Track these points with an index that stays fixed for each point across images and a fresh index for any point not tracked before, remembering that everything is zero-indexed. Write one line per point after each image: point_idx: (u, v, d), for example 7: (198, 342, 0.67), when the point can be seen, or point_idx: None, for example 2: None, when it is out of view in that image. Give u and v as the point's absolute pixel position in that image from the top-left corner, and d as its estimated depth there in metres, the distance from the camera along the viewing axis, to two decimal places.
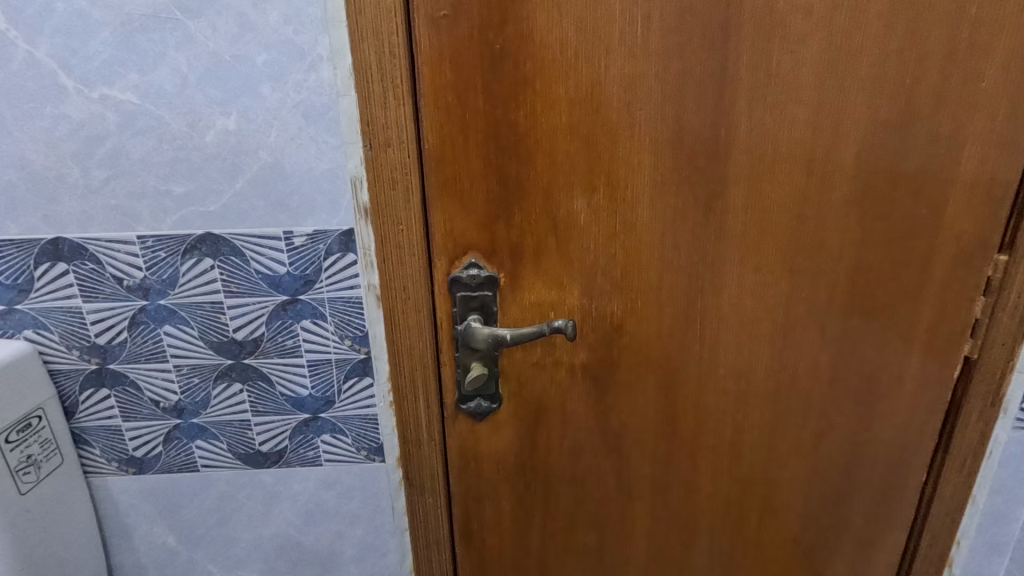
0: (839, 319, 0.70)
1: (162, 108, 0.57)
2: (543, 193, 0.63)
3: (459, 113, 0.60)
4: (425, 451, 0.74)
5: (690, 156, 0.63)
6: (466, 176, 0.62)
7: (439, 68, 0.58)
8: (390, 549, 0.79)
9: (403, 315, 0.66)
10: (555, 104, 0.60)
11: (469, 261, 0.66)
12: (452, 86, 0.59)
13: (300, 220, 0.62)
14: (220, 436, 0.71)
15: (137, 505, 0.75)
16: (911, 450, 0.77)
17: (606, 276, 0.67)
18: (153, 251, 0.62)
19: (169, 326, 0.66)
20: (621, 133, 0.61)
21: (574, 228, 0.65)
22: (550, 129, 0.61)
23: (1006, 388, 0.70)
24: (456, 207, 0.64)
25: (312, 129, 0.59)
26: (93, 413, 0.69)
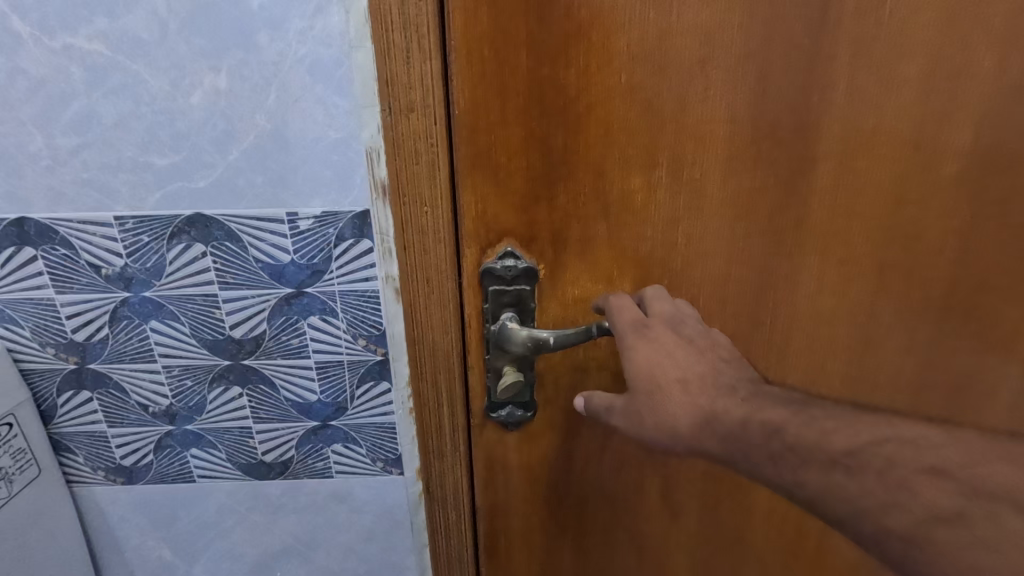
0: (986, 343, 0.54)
1: (137, 61, 0.47)
2: (594, 171, 0.49)
3: (499, 68, 0.45)
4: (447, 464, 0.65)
5: (789, 126, 0.47)
6: (503, 149, 0.48)
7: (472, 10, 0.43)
8: (409, 566, 0.72)
9: (424, 317, 0.54)
10: (617, 60, 0.45)
11: (504, 250, 0.51)
12: (483, 33, 0.44)
13: (306, 199, 0.52)
14: (218, 445, 0.63)
15: (128, 516, 0.67)
16: None
17: (667, 272, 0.52)
18: (134, 235, 0.53)
19: (156, 322, 0.57)
20: (693, 96, 0.46)
21: (631, 214, 0.50)
22: (609, 92, 0.46)
23: None
24: (491, 187, 0.49)
25: (320, 89, 0.49)
26: (74, 417, 0.61)
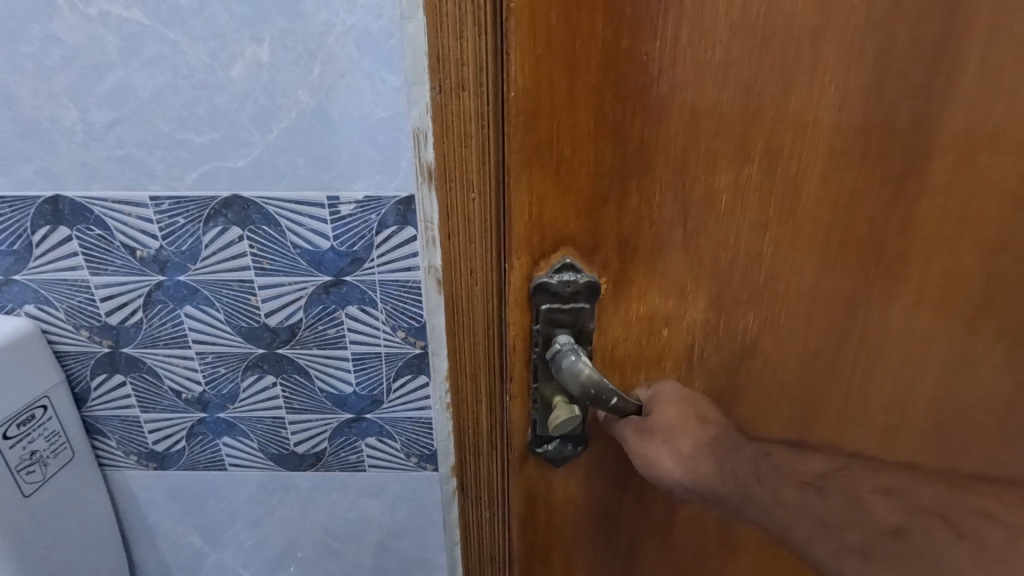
0: None
1: (175, 31, 0.44)
2: (675, 169, 0.33)
3: (571, 27, 0.30)
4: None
5: (921, 122, 0.31)
6: (568, 138, 0.32)
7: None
8: (440, 565, 0.70)
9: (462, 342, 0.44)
10: (713, 30, 0.30)
11: (562, 263, 0.35)
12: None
13: (348, 183, 0.49)
14: (251, 434, 0.62)
15: (159, 502, 0.66)
16: None
17: (747, 294, 0.37)
18: (170, 217, 0.51)
19: (190, 307, 0.55)
20: (803, 74, 0.30)
21: (719, 230, 0.35)
22: (700, 67, 0.30)
23: None
24: (551, 188, 0.33)
25: (367, 62, 0.45)
26: (107, 401, 0.60)
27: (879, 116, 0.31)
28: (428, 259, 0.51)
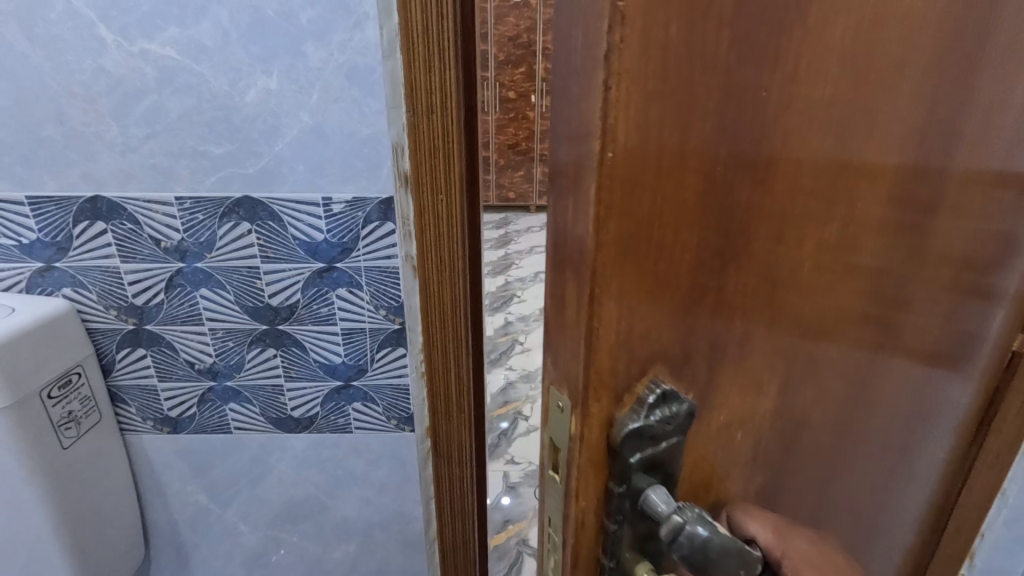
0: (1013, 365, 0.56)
1: (201, 64, 0.55)
2: (772, 238, 0.29)
3: (691, 129, 0.24)
4: (454, 424, 0.74)
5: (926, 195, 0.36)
6: (678, 240, 0.26)
7: (469, 88, 0.57)
8: (416, 517, 0.81)
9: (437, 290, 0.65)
10: (796, 135, 0.27)
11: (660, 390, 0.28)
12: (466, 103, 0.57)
13: (340, 186, 0.61)
14: (253, 400, 0.72)
15: (170, 463, 0.76)
16: None
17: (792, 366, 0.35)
18: (190, 213, 0.62)
19: (205, 290, 0.66)
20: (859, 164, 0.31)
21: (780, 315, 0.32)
22: (800, 159, 0.28)
23: None
24: (651, 300, 0.26)
25: (355, 91, 0.57)
26: (129, 371, 0.70)
27: (898, 178, 0.33)
28: (407, 250, 0.64)
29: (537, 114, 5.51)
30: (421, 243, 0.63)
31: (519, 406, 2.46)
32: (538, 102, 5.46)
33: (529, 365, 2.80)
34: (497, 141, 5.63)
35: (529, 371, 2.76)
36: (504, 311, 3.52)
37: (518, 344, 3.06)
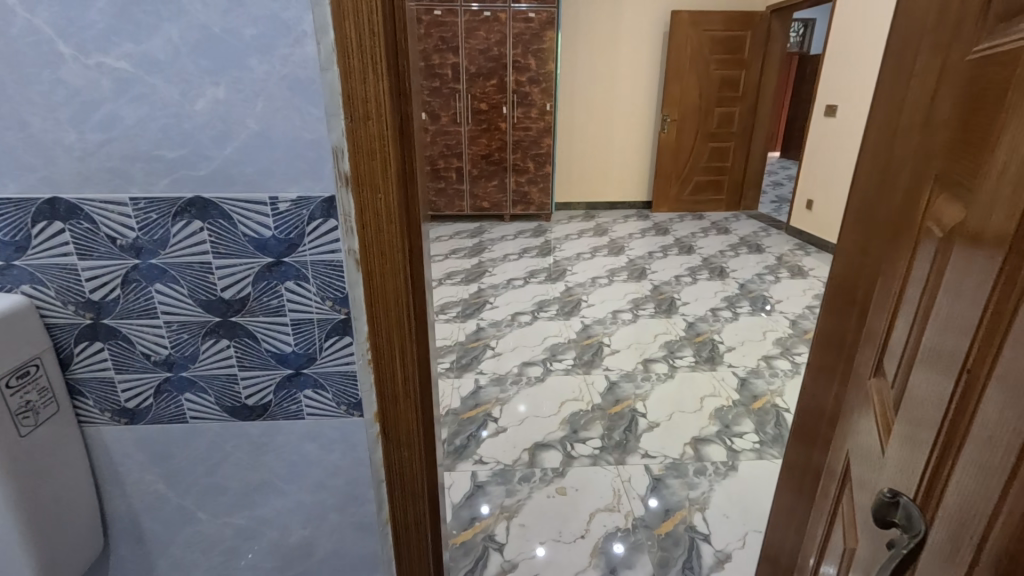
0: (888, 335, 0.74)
1: (154, 76, 0.61)
2: None
3: None
4: (401, 409, 0.80)
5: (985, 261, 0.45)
6: None
7: (403, 98, 0.67)
8: (369, 500, 0.86)
9: (379, 279, 0.72)
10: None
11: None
12: (400, 112, 0.67)
13: (285, 186, 0.67)
14: (208, 389, 0.77)
15: (129, 454, 0.80)
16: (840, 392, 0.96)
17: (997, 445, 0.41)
18: (145, 213, 0.66)
19: (160, 285, 0.70)
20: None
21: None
22: None
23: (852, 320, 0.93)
24: None
25: (297, 100, 0.63)
26: (87, 364, 0.74)
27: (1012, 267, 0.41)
28: (350, 244, 0.70)
29: (509, 125, 5.63)
30: (363, 239, 0.70)
31: (489, 408, 2.51)
32: (510, 113, 5.58)
33: (499, 369, 2.86)
34: (470, 152, 5.73)
35: (499, 374, 2.81)
36: (477, 317, 3.57)
37: (490, 349, 3.12)
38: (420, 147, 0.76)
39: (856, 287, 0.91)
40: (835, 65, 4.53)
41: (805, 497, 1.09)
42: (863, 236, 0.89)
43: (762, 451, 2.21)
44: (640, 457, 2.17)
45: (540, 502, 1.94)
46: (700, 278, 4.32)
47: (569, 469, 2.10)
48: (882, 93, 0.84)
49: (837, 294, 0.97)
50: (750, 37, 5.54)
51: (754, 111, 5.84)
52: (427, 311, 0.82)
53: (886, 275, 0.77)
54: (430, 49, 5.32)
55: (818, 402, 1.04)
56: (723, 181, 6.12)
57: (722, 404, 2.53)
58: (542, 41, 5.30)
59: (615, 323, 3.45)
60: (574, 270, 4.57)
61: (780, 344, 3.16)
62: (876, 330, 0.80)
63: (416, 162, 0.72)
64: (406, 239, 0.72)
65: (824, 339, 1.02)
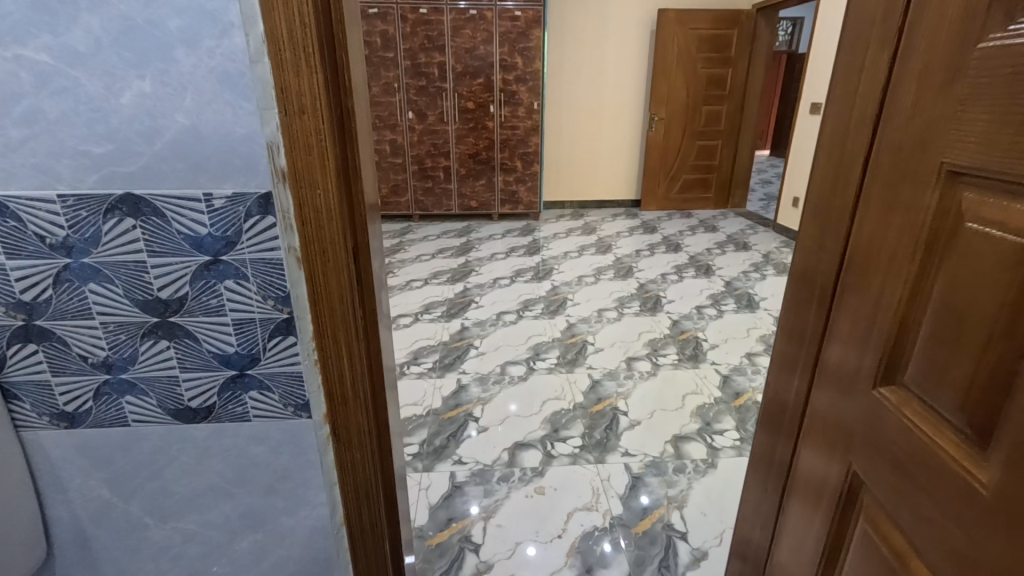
0: (871, 333, 0.72)
1: (76, 68, 0.59)
2: None
3: None
4: (350, 411, 0.78)
5: None
6: None
7: (342, 92, 0.66)
8: (322, 502, 0.84)
9: (322, 278, 0.70)
10: None
11: None
12: (339, 106, 0.66)
13: (219, 183, 0.65)
14: (150, 392, 0.75)
15: (69, 459, 0.78)
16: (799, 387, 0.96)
17: None
18: (74, 210, 0.64)
19: (94, 285, 0.68)
20: None
21: None
22: None
23: (807, 313, 0.93)
24: None
25: (227, 94, 0.61)
26: (22, 367, 0.72)
27: None
28: (288, 241, 0.68)
29: (496, 124, 5.61)
30: (304, 236, 0.68)
31: (470, 408, 2.50)
32: (497, 112, 5.56)
33: (482, 368, 2.85)
34: (457, 151, 5.71)
35: (481, 374, 2.80)
36: (461, 317, 3.56)
37: (473, 348, 3.11)
38: (365, 144, 0.76)
39: (813, 278, 0.91)
40: (820, 63, 4.55)
41: (772, 495, 1.08)
42: (821, 231, 0.87)
43: (741, 447, 2.22)
44: (620, 455, 2.16)
45: (518, 502, 1.93)
46: (686, 276, 4.32)
47: (548, 468, 2.09)
48: (836, 85, 0.83)
49: (798, 287, 0.96)
50: (736, 35, 5.55)
51: (742, 108, 5.84)
52: (376, 310, 0.81)
53: (859, 268, 0.75)
54: (416, 48, 5.30)
55: (779, 393, 1.04)
56: (711, 180, 6.13)
57: (704, 402, 2.54)
58: (529, 39, 5.29)
59: (600, 322, 3.45)
60: (560, 268, 4.56)
61: (764, 340, 3.18)
62: (846, 324, 0.79)
63: (358, 157, 0.72)
64: (349, 237, 0.71)
65: (787, 333, 1.01)
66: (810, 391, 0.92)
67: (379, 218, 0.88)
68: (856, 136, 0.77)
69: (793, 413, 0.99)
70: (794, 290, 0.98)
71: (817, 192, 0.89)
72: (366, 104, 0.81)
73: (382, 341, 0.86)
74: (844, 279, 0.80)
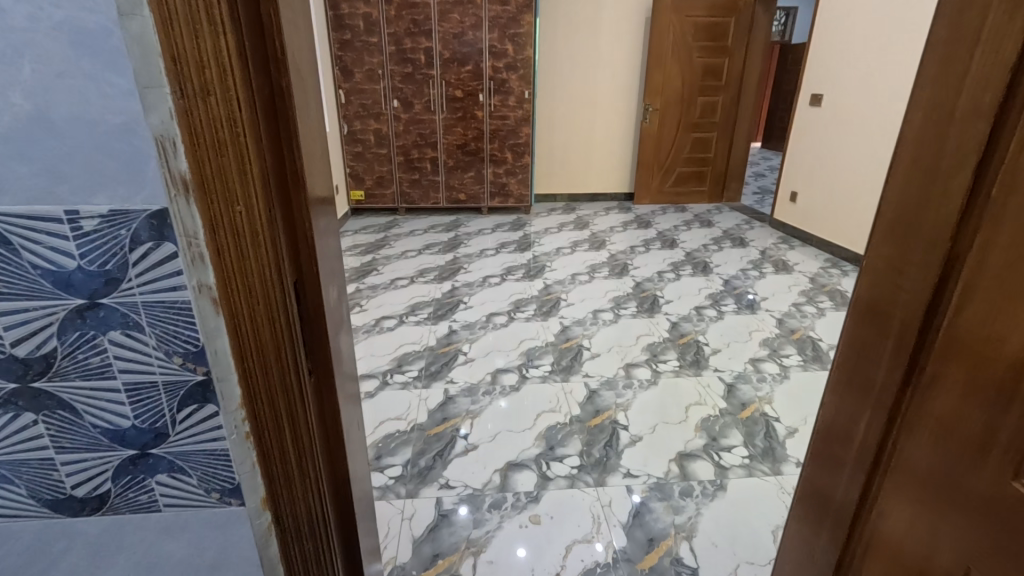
0: (1005, 399, 0.53)
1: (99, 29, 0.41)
2: None
3: None
4: (297, 490, 0.61)
5: None
6: None
7: (276, 67, 0.49)
8: None
9: None
10: None
11: None
12: (268, 85, 0.48)
13: None
14: (190, 470, 0.58)
15: (85, 547, 0.60)
16: (861, 441, 0.78)
17: None
18: (92, 235, 0.46)
19: (119, 335, 0.50)
20: None
21: None
22: None
23: (875, 354, 0.75)
24: None
25: None
26: (12, 443, 0.53)
27: None
28: (199, 277, 0.50)
29: (486, 113, 5.40)
30: (221, 269, 0.49)
31: (458, 422, 2.32)
32: (486, 101, 5.35)
33: (472, 378, 2.68)
34: (445, 141, 5.48)
35: (471, 384, 2.63)
36: (449, 319, 3.38)
37: (462, 354, 2.93)
38: (311, 137, 0.58)
39: (886, 313, 0.72)
40: (822, 54, 4.51)
41: (821, 566, 0.89)
42: (898, 250, 0.70)
43: (751, 468, 2.07)
44: (621, 477, 2.01)
45: (511, 532, 1.77)
46: (683, 273, 4.23)
47: (544, 492, 1.94)
48: (929, 70, 0.65)
49: (861, 320, 0.77)
50: (733, 23, 5.47)
51: (737, 99, 5.79)
52: (334, 352, 0.64)
53: (982, 313, 0.57)
54: (401, 32, 5.04)
55: (832, 446, 0.85)
56: (706, 173, 6.08)
57: (709, 414, 2.39)
58: (519, 25, 5.08)
59: (595, 324, 3.31)
60: (553, 266, 4.42)
61: (767, 345, 3.04)
62: (956, 380, 0.60)
63: (302, 157, 0.54)
64: (270, 267, 0.50)
65: (843, 375, 0.82)
66: (882, 450, 0.74)
67: (331, 232, 0.70)
68: (954, 133, 0.62)
69: (852, 472, 0.80)
70: (853, 324, 0.80)
71: (898, 202, 0.70)
72: (315, 86, 0.63)
73: (342, 388, 0.68)
74: (951, 322, 0.61)
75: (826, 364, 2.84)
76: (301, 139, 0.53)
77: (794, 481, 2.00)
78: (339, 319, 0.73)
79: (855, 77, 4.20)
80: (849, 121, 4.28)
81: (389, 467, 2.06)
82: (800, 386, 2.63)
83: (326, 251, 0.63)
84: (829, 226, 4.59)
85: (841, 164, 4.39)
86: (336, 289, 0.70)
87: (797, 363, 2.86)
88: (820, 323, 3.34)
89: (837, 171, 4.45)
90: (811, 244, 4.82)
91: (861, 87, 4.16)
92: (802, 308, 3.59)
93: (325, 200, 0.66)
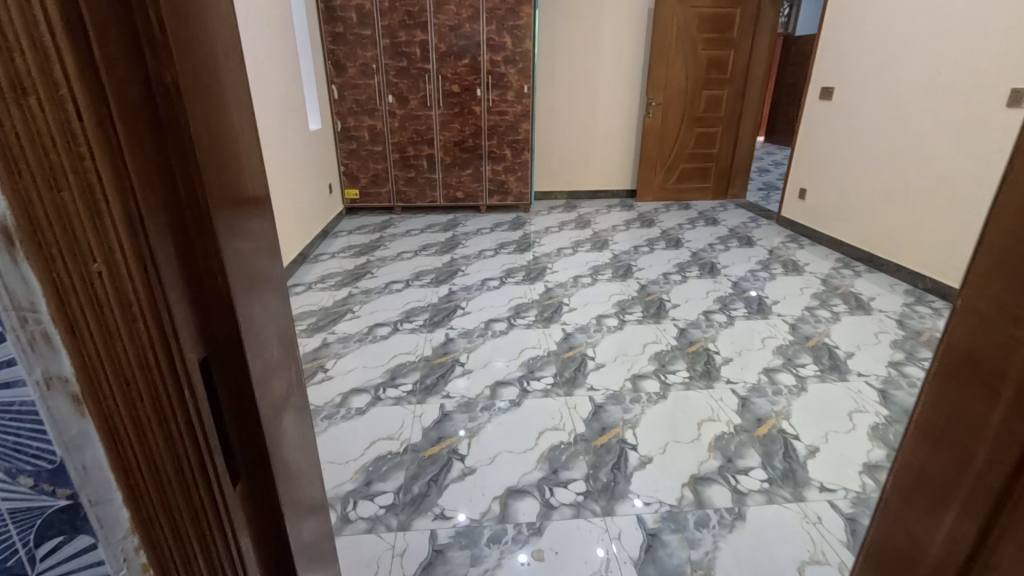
0: None
1: None
2: None
3: None
4: None
5: None
6: None
7: (156, 54, 0.38)
8: None
9: None
10: None
11: None
12: (144, 82, 0.38)
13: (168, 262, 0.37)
14: None
15: None
16: (953, 521, 0.62)
17: None
18: None
19: None
20: None
21: None
22: None
23: (979, 415, 0.59)
24: None
25: None
26: None
27: None
28: (49, 367, 0.39)
29: (484, 109, 5.22)
30: (77, 351, 0.39)
31: (454, 443, 2.17)
32: (484, 96, 5.17)
33: (468, 393, 2.51)
34: (442, 138, 5.30)
35: (468, 399, 2.46)
36: (446, 326, 3.21)
37: (459, 365, 2.77)
38: (226, 151, 0.48)
39: (997, 366, 0.56)
40: (832, 46, 4.34)
41: None
42: (1017, 289, 0.54)
43: (771, 493, 1.92)
44: (632, 505, 1.86)
45: (513, 570, 1.63)
46: (689, 275, 4.06)
47: (547, 523, 1.79)
48: None
49: (956, 370, 0.61)
50: (739, 14, 5.28)
51: (743, 93, 5.61)
52: (263, 411, 0.54)
53: None
54: (396, 25, 4.85)
55: (908, 521, 0.70)
56: (709, 169, 5.90)
57: (722, 431, 2.24)
58: (518, 17, 4.90)
59: (599, 331, 3.14)
60: (554, 267, 4.25)
61: (782, 353, 2.88)
62: None
63: (209, 172, 0.43)
64: (147, 336, 0.40)
65: (929, 435, 0.66)
66: (992, 539, 0.58)
67: (275, 258, 0.59)
68: None
69: (937, 555, 0.65)
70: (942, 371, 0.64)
71: (1016, 226, 0.54)
72: (237, 83, 0.52)
73: (279, 442, 0.59)
74: None
75: (844, 374, 2.68)
76: (204, 155, 0.43)
77: (819, 508, 1.85)
78: (285, 358, 0.63)
79: (868, 69, 4.02)
80: (861, 116, 4.10)
81: (379, 495, 1.90)
82: (818, 400, 2.47)
83: (257, 287, 0.53)
84: (839, 224, 4.43)
85: (853, 160, 4.22)
86: (277, 326, 0.60)
87: (814, 373, 2.69)
88: (835, 328, 3.17)
89: (847, 168, 4.29)
90: (820, 242, 4.66)
91: (874, 79, 3.98)
92: (815, 312, 3.43)
93: (260, 222, 0.56)
